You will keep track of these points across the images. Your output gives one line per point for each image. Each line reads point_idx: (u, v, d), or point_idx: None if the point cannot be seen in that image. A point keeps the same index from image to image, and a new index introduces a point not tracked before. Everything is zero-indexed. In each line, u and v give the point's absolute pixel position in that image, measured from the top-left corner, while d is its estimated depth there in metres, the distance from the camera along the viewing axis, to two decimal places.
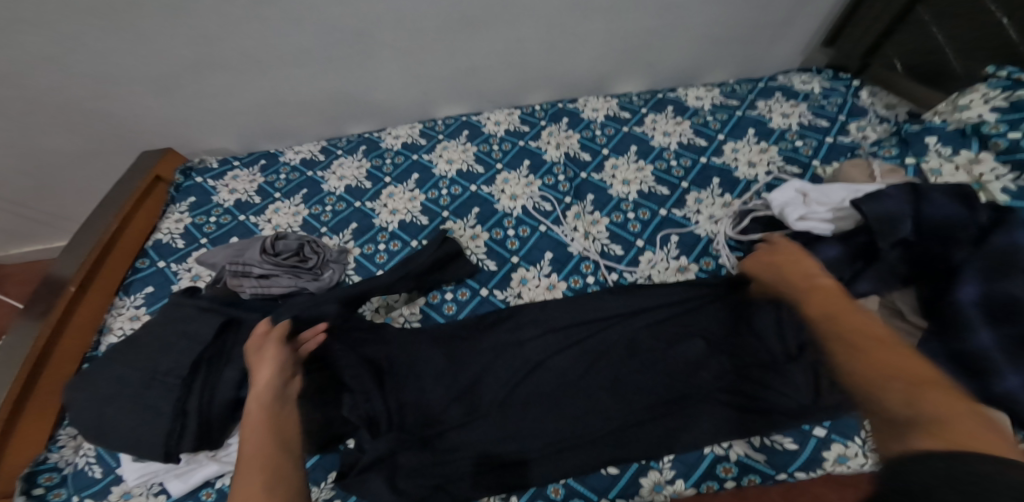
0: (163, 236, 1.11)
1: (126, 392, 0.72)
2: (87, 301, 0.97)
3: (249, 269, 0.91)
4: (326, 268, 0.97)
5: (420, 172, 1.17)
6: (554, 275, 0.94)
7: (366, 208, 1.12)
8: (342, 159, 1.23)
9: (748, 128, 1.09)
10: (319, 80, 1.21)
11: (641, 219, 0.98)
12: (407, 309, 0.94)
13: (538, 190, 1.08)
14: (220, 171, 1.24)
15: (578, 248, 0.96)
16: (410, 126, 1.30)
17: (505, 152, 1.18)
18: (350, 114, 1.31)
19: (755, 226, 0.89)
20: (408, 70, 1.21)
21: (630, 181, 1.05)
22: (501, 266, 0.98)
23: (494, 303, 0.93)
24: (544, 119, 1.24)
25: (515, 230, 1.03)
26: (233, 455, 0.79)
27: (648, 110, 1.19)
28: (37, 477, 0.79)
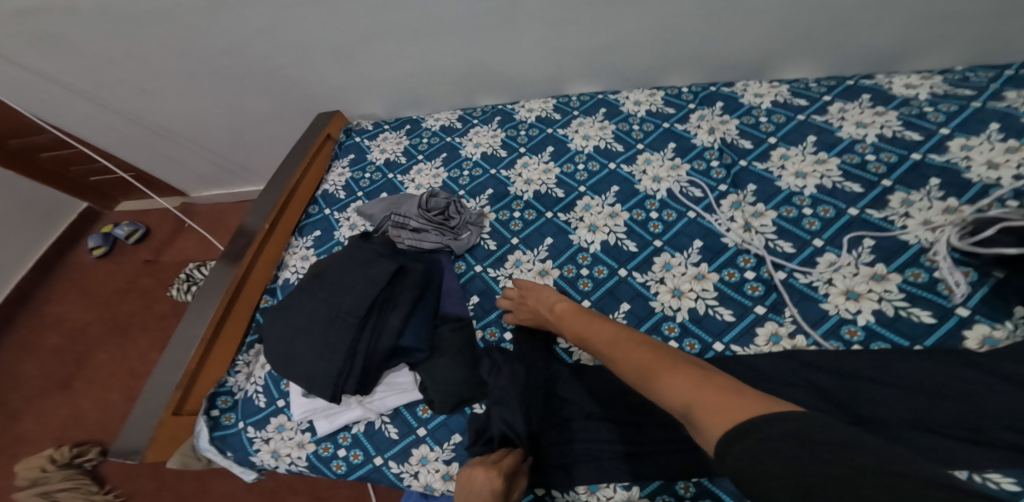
0: (328, 186, 1.21)
1: (314, 323, 0.80)
2: (274, 240, 1.10)
3: (406, 221, 0.98)
4: (467, 229, 1.00)
5: (555, 146, 1.16)
6: (703, 264, 0.88)
7: (501, 176, 1.12)
8: (478, 128, 1.25)
9: (989, 121, 0.89)
10: (463, 51, 1.23)
11: (819, 217, 0.88)
12: (541, 280, 0.93)
13: (686, 174, 1.02)
14: (374, 131, 1.32)
15: (735, 239, 0.90)
16: (544, 100, 1.27)
17: (647, 132, 1.12)
18: (489, 86, 1.32)
19: (1006, 238, 0.71)
20: (549, 43, 1.19)
21: (806, 173, 0.95)
22: (642, 248, 0.93)
23: (632, 286, 0.89)
24: (693, 102, 1.15)
25: (658, 213, 0.98)
26: (374, 404, 0.83)
27: (832, 98, 1.05)
28: (218, 398, 0.91)
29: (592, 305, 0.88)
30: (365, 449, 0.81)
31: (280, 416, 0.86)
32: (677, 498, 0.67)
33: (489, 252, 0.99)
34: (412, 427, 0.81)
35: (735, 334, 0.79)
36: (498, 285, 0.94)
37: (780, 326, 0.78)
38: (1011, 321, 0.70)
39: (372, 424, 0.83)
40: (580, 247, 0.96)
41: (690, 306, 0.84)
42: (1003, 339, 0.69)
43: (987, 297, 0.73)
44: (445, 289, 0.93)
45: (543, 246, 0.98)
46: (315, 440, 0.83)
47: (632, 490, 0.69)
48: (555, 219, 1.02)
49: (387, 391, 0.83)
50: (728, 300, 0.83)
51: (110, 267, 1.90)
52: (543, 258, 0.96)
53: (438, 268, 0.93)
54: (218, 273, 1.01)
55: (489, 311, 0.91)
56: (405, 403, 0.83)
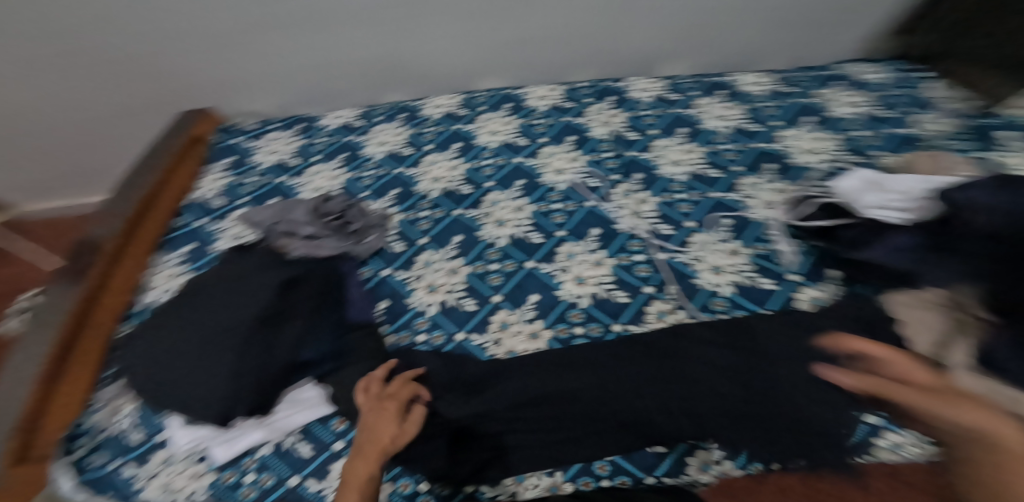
0: (200, 195, 1.13)
1: (191, 345, 0.75)
2: (128, 257, 0.98)
3: (298, 229, 0.94)
4: (370, 232, 1.00)
5: (461, 142, 1.17)
6: (601, 251, 0.93)
7: (407, 175, 1.12)
8: (381, 126, 1.23)
9: (807, 113, 1.13)
10: (367, 44, 1.20)
11: (692, 200, 0.98)
12: (451, 278, 0.93)
13: (582, 165, 1.08)
14: (260, 131, 1.27)
15: (626, 226, 0.96)
16: (451, 96, 1.29)
17: (549, 126, 1.18)
18: (396, 81, 1.30)
19: (820, 214, 0.87)
20: (456, 37, 1.20)
21: (681, 162, 1.06)
22: (546, 239, 0.96)
23: (539, 277, 0.91)
24: (590, 96, 1.25)
25: (560, 204, 1.02)
26: (278, 423, 0.77)
27: (699, 93, 1.22)
28: (76, 441, 0.79)
29: (502, 299, 0.89)
30: (276, 472, 0.73)
31: (163, 450, 0.77)
32: (596, 477, 0.69)
33: (396, 254, 0.98)
34: (327, 441, 0.76)
35: (631, 314, 0.84)
36: (407, 288, 0.93)
37: (667, 305, 0.84)
38: (827, 283, 0.82)
39: (280, 445, 0.76)
40: (489, 243, 0.97)
41: (592, 292, 0.87)
42: (828, 299, 0.80)
43: (813, 264, 0.85)
44: (350, 298, 0.89)
45: (452, 243, 0.98)
46: (215, 469, 0.74)
47: (555, 475, 0.70)
48: (464, 217, 1.02)
49: (290, 409, 0.79)
50: (624, 284, 0.88)
51: None
52: (452, 257, 0.96)
53: (339, 276, 0.91)
54: (54, 297, 0.85)
55: (399, 316, 0.89)
56: (315, 419, 0.78)
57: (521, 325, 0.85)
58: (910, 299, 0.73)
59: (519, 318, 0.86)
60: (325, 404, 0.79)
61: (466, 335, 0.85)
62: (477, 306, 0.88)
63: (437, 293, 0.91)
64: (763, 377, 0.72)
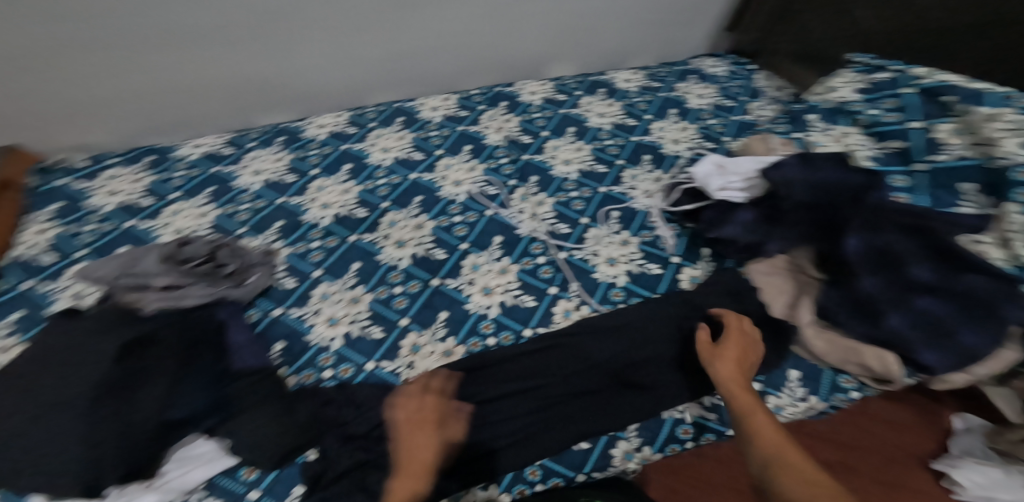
0: (24, 252, 1.41)
1: (51, 427, 0.86)
2: None
3: (151, 283, 1.20)
4: (253, 271, 1.31)
5: (353, 164, 1.69)
6: (505, 259, 1.38)
7: (292, 205, 1.56)
8: (253, 154, 1.75)
9: (573, 124, 1.86)
10: (247, 65, 1.74)
11: (579, 202, 1.56)
12: (354, 308, 1.27)
13: (477, 176, 1.64)
14: (152, 209, 1.55)
15: (547, 253, 1.40)
16: (336, 117, 1.91)
17: (392, 187, 1.60)
18: (277, 99, 1.88)
19: (682, 198, 1.52)
20: (326, 52, 1.80)
21: (571, 163, 1.70)
22: (450, 254, 1.39)
23: (445, 290, 1.30)
24: (438, 130, 1.82)
25: (461, 217, 1.50)
26: (171, 482, 0.94)
27: (566, 109, 1.94)
28: None
29: (407, 322, 1.24)
30: None
31: None
32: (529, 483, 0.99)
33: (378, 339, 1.20)
34: (236, 492, 0.96)
35: (535, 315, 1.25)
36: (307, 325, 1.24)
37: (569, 304, 1.28)
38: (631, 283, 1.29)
39: None
40: (392, 268, 1.36)
41: (498, 302, 1.28)
42: (700, 275, 1.38)
43: (683, 239, 1.46)
44: (229, 343, 1.14)
45: (350, 274, 1.35)
46: None
47: (489, 488, 0.98)
48: (441, 286, 1.32)
49: (183, 469, 0.97)
50: (532, 288, 1.31)
51: None
52: (352, 286, 1.32)
53: (215, 324, 1.15)
54: None
55: (384, 345, 1.19)
56: (214, 473, 0.97)
57: (426, 343, 1.20)
58: (765, 268, 1.33)
59: (430, 338, 1.21)
60: (224, 456, 1.00)
61: (415, 352, 1.18)
62: (392, 329, 1.22)
63: (418, 352, 1.18)
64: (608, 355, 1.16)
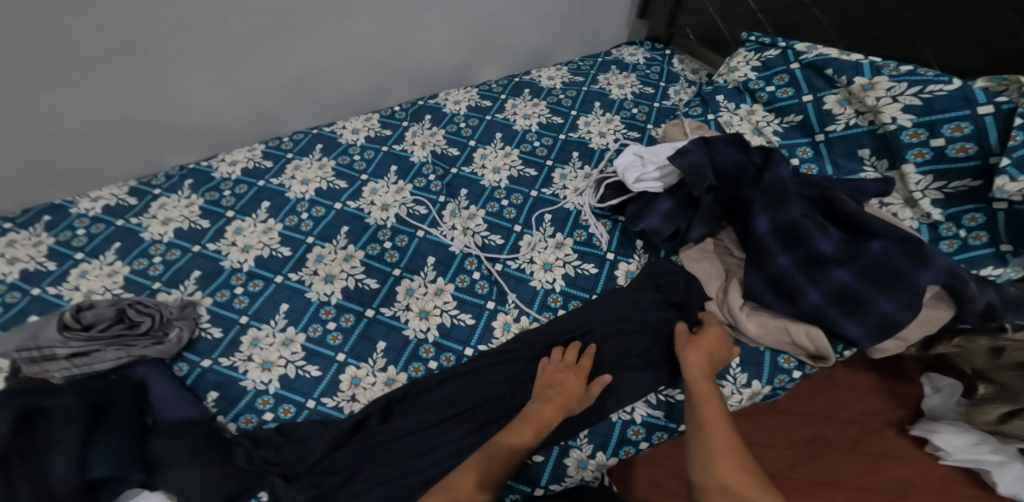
0: None
1: None
2: None
3: (51, 353, 0.75)
4: (171, 328, 0.83)
5: (325, 142, 1.13)
6: (532, 190, 1.06)
7: (209, 251, 0.96)
8: (164, 199, 1.04)
9: (610, 65, 1.36)
10: (97, 111, 0.99)
11: (644, 112, 1.22)
12: (286, 350, 0.85)
13: (546, 108, 1.22)
14: (60, 271, 0.93)
15: (569, 204, 1.03)
16: (250, 148, 1.13)
17: (369, 160, 1.09)
18: (167, 145, 1.12)
19: None
20: (230, 87, 1.08)
21: (606, 133, 1.16)
22: (462, 150, 1.13)
23: (504, 225, 1.00)
24: (293, 150, 1.12)
25: (508, 199, 1.04)
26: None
27: (602, 57, 1.41)
28: None
29: (403, 270, 0.94)
30: None
31: None
32: (635, 443, 0.79)
33: (372, 292, 0.91)
34: None
35: (604, 282, 0.92)
36: (238, 372, 0.82)
37: (631, 264, 0.95)
38: (637, 254, 0.97)
39: None
40: (377, 225, 0.99)
41: (562, 274, 0.93)
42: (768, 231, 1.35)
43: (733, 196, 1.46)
44: (155, 400, 0.76)
45: (278, 314, 0.88)
46: None
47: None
48: (429, 236, 0.98)
49: None
50: (587, 256, 0.96)
51: None
52: (283, 326, 0.87)
53: (136, 381, 0.77)
54: None
55: (401, 351, 0.86)
56: None
57: (375, 375, 0.83)
58: None
59: (371, 369, 0.84)
60: None
61: (475, 348, 0.86)
62: (476, 317, 0.89)
63: (431, 317, 0.89)
64: (771, 335, 0.82)
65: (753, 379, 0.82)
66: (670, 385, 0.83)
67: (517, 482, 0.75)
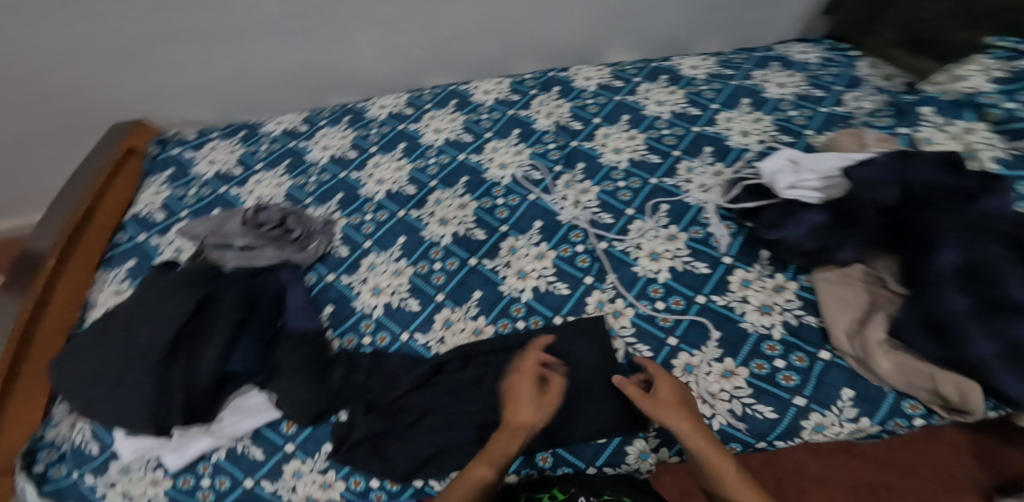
0: (140, 210, 1.09)
1: (113, 366, 0.72)
2: (69, 276, 0.96)
3: (229, 241, 0.90)
4: (313, 239, 0.94)
5: (458, 99, 1.17)
6: (653, 176, 0.98)
7: (351, 178, 1.05)
8: (326, 130, 1.16)
9: (770, 62, 1.21)
10: (283, 53, 1.15)
11: (805, 116, 1.04)
12: (395, 279, 0.91)
13: (683, 97, 1.13)
14: (243, 177, 1.10)
15: (693, 198, 0.94)
16: (397, 96, 1.21)
17: (494, 121, 1.11)
18: (332, 86, 1.24)
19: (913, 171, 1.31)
20: (386, 42, 1.16)
21: (749, 132, 1.03)
22: (585, 125, 1.09)
23: (615, 205, 0.95)
24: (430, 102, 1.18)
25: (625, 182, 0.98)
26: (225, 429, 0.78)
27: (760, 54, 1.26)
28: (37, 454, 0.79)
29: (509, 228, 0.96)
30: (230, 475, 0.75)
31: (117, 461, 0.77)
32: None
33: (478, 242, 0.95)
34: (277, 444, 0.77)
35: (714, 285, 0.85)
36: (352, 292, 0.91)
37: (749, 272, 0.85)
38: (759, 263, 0.86)
39: (233, 449, 0.77)
40: (492, 181, 1.01)
41: (669, 266, 0.87)
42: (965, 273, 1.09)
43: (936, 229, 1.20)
44: (289, 306, 0.86)
45: (395, 245, 0.95)
46: (170, 476, 0.75)
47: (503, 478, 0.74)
48: (540, 201, 0.98)
49: (236, 415, 0.79)
50: (700, 254, 0.88)
51: None
52: (396, 257, 0.94)
53: (277, 288, 0.86)
54: None
55: (493, 304, 0.88)
56: (264, 423, 0.79)
57: (465, 322, 0.87)
58: None
59: (463, 314, 0.88)
60: (270, 408, 0.80)
61: (564, 318, 0.85)
62: (571, 289, 0.88)
63: (528, 279, 0.90)
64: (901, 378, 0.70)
65: (863, 416, 0.71)
66: (758, 399, 0.73)
67: (571, 457, 0.74)
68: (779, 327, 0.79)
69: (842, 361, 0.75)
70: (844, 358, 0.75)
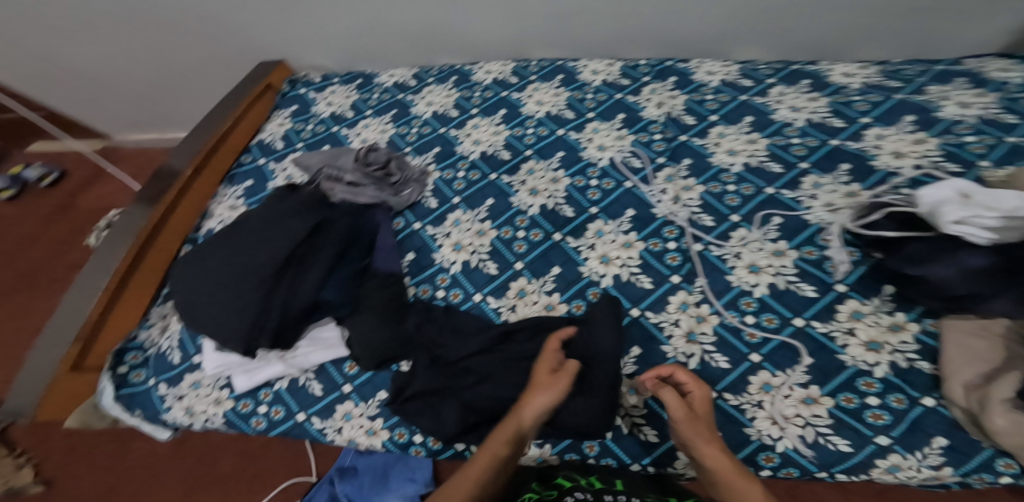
0: (265, 137, 1.17)
1: (229, 276, 0.77)
2: (195, 191, 1.07)
3: (340, 176, 0.95)
4: (407, 186, 0.98)
5: (565, 75, 1.14)
6: (767, 187, 0.88)
7: (450, 134, 1.07)
8: (432, 87, 1.18)
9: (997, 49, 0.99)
10: (401, 10, 1.16)
11: None
12: (477, 239, 0.92)
13: (828, 106, 0.94)
14: (354, 119, 1.15)
15: (813, 216, 0.83)
16: (504, 62, 1.21)
17: (599, 102, 1.07)
18: (444, 45, 1.24)
19: None
20: (500, 11, 1.12)
21: (904, 154, 0.84)
22: (699, 121, 0.99)
23: (719, 209, 0.88)
24: (536, 74, 1.16)
25: (734, 187, 0.90)
26: (297, 359, 0.82)
27: None
28: (126, 354, 0.88)
29: (599, 211, 0.93)
30: (286, 406, 0.81)
31: (194, 373, 0.85)
32: (759, 468, 0.68)
33: (565, 219, 0.92)
34: (338, 383, 0.81)
35: (817, 312, 0.76)
36: (435, 243, 0.92)
37: (863, 305, 0.75)
38: (878, 298, 0.75)
39: (296, 381, 0.82)
40: (589, 161, 0.98)
41: (769, 282, 0.80)
42: None
43: None
44: (378, 245, 0.89)
45: (483, 206, 0.95)
46: (234, 397, 0.82)
47: (544, 448, 0.75)
48: (635, 190, 0.94)
49: (311, 346, 0.83)
50: (808, 276, 0.79)
51: (31, 207, 1.84)
52: (482, 218, 0.94)
53: (370, 227, 0.90)
54: (130, 216, 0.97)
55: (570, 284, 0.86)
56: (331, 360, 0.82)
57: (538, 296, 0.85)
58: None
59: (538, 288, 0.86)
60: (342, 346, 0.83)
61: (641, 312, 0.82)
62: (654, 284, 0.84)
63: (611, 265, 0.87)
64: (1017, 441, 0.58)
65: (947, 465, 0.63)
66: (835, 430, 0.67)
67: (619, 450, 0.72)
68: (883, 365, 0.70)
69: (946, 411, 0.66)
70: (951, 409, 0.65)
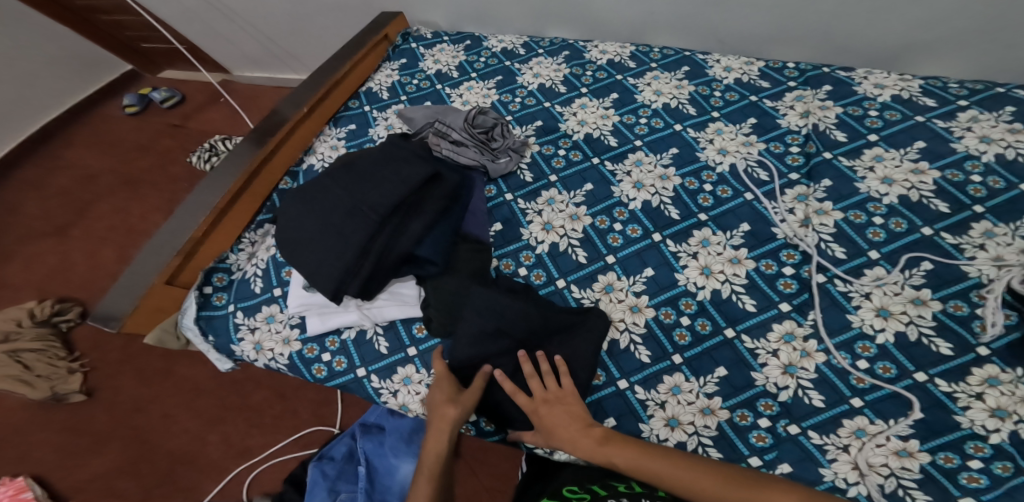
0: (373, 85, 1.16)
1: (335, 216, 0.77)
2: (304, 128, 1.07)
3: (448, 132, 0.93)
4: (506, 154, 0.94)
5: (691, 67, 1.05)
6: (926, 227, 0.76)
7: (555, 110, 1.02)
8: (541, 58, 1.12)
9: None
10: None
11: None
12: (570, 223, 0.86)
13: None
14: (458, 80, 1.12)
15: (973, 267, 0.72)
16: (621, 44, 1.12)
17: (727, 102, 0.98)
18: (564, 16, 1.16)
19: None
20: None
21: None
22: (852, 139, 0.88)
23: (855, 241, 0.78)
24: (657, 61, 1.07)
25: (882, 220, 0.79)
26: (372, 312, 0.80)
27: None
28: (214, 274, 0.91)
29: (709, 218, 0.84)
30: (349, 359, 0.80)
31: (269, 307, 0.85)
32: None
33: (668, 220, 0.85)
34: (403, 344, 0.79)
35: (946, 370, 0.66)
36: (524, 218, 0.88)
37: (1003, 372, 0.64)
38: None
39: (363, 334, 0.81)
40: (705, 164, 0.90)
41: (897, 329, 0.70)
42: None
43: None
44: (470, 209, 0.86)
45: (581, 191, 0.90)
46: (302, 339, 0.82)
47: None
48: (756, 203, 0.85)
49: (388, 301, 0.80)
50: (948, 331, 0.68)
51: (144, 124, 1.95)
52: (578, 202, 0.88)
53: (470, 188, 0.86)
54: (242, 148, 0.97)
55: (663, 289, 0.79)
56: (403, 318, 0.80)
57: (626, 294, 0.79)
58: None
59: (627, 286, 0.80)
60: (417, 307, 0.80)
61: (736, 334, 0.74)
62: (759, 308, 0.75)
63: (712, 278, 0.79)
64: None
65: None
66: (920, 486, 0.59)
67: None
68: (1001, 433, 0.60)
69: None
70: None
